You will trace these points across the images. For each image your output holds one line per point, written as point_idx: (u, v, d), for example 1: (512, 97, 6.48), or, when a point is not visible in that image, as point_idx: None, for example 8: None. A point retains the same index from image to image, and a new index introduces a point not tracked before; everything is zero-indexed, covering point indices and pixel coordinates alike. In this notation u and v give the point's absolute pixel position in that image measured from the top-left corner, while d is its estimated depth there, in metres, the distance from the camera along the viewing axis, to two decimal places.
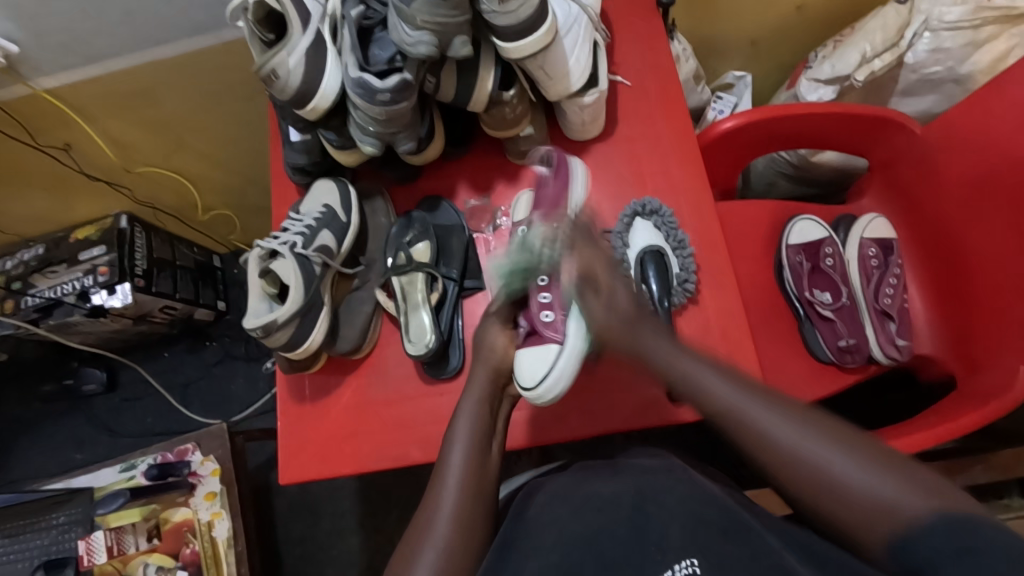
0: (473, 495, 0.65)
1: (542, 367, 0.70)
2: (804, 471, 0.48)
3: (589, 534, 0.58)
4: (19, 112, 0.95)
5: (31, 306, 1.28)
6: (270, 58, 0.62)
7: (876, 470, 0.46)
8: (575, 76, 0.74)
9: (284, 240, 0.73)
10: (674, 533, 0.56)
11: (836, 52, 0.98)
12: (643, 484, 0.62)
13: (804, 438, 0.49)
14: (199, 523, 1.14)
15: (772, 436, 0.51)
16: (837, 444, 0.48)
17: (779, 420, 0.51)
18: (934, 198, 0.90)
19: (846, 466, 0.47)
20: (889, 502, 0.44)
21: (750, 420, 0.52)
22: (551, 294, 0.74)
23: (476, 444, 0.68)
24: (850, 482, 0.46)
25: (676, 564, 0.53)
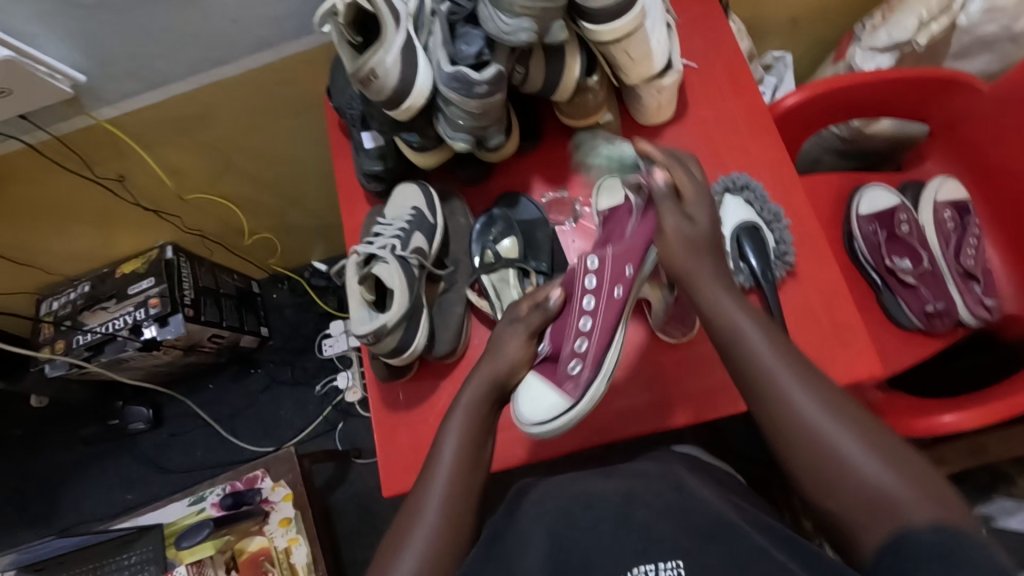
0: (462, 486, 0.62)
1: (546, 411, 0.66)
2: (816, 460, 0.50)
3: (580, 527, 0.56)
4: (77, 145, 0.95)
5: (82, 345, 1.26)
6: (368, 59, 0.62)
7: (890, 468, 0.48)
8: (656, 56, 0.74)
9: (381, 244, 0.72)
10: (663, 532, 0.54)
11: (891, 19, 0.98)
12: (639, 485, 0.62)
13: (830, 427, 0.51)
14: (276, 550, 1.11)
15: (795, 412, 0.52)
16: (855, 434, 0.50)
17: (802, 396, 0.53)
18: (1003, 152, 0.89)
19: (854, 455, 0.49)
20: (892, 497, 0.46)
21: (774, 388, 0.54)
22: (587, 345, 0.67)
23: (467, 437, 0.65)
24: (858, 473, 0.49)
25: (662, 563, 0.51)
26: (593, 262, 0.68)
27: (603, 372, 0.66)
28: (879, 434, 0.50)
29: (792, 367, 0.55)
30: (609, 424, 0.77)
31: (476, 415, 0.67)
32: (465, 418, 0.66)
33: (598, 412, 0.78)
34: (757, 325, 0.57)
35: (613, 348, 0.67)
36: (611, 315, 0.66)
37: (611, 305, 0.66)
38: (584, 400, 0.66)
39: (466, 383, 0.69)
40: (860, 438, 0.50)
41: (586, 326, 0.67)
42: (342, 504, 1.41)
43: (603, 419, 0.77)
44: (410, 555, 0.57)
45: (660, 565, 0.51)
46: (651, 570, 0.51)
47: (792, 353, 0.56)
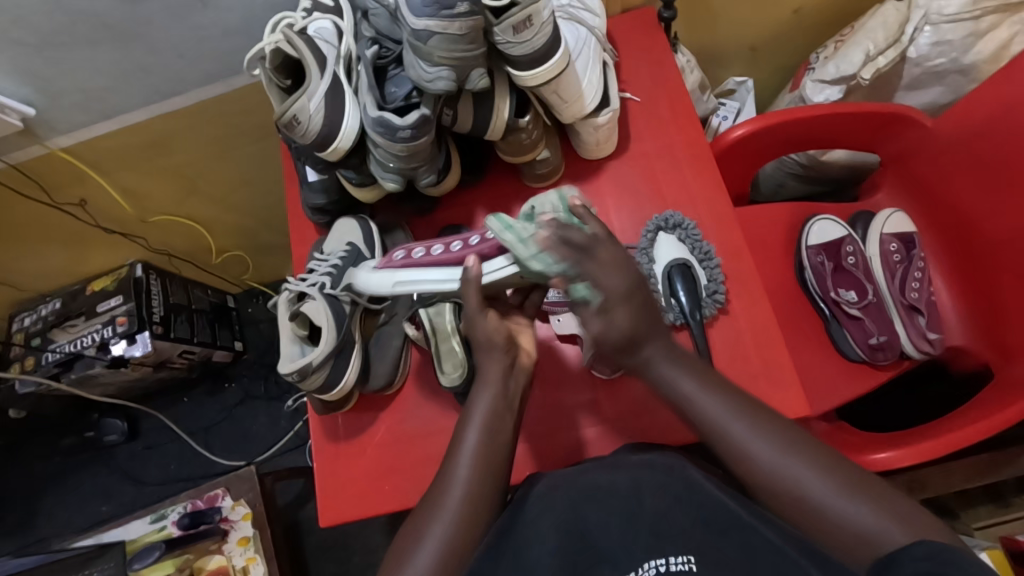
0: (479, 497, 0.58)
1: (363, 274, 0.73)
2: (792, 501, 0.52)
3: (590, 527, 0.58)
4: (35, 172, 0.97)
5: (51, 362, 1.27)
6: (291, 105, 0.63)
7: (859, 502, 0.50)
8: (589, 96, 0.75)
9: (312, 282, 0.76)
10: (669, 525, 0.56)
11: (838, 52, 0.99)
12: (641, 472, 0.60)
13: (797, 470, 0.52)
14: (234, 569, 1.11)
15: (760, 461, 0.54)
16: (820, 470, 0.52)
17: (761, 443, 0.55)
18: (949, 186, 0.89)
19: (826, 492, 0.51)
20: (872, 533, 0.48)
21: (731, 441, 0.56)
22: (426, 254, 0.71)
23: (488, 440, 0.61)
24: (833, 511, 0.50)
25: (672, 556, 0.54)
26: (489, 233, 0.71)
27: (418, 272, 0.70)
28: (841, 467, 0.53)
29: (746, 420, 0.56)
30: (546, 455, 0.78)
31: (498, 421, 0.62)
32: (488, 423, 0.62)
33: (536, 444, 0.79)
34: (718, 397, 0.58)
35: (425, 275, 0.69)
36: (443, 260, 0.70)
37: (453, 256, 0.70)
38: (377, 279, 0.71)
39: (477, 390, 0.65)
40: (829, 477, 0.52)
41: (456, 246, 0.71)
42: (309, 521, 1.38)
43: (545, 450, 0.79)
44: (425, 549, 0.55)
45: (670, 560, 0.53)
46: (662, 565, 0.53)
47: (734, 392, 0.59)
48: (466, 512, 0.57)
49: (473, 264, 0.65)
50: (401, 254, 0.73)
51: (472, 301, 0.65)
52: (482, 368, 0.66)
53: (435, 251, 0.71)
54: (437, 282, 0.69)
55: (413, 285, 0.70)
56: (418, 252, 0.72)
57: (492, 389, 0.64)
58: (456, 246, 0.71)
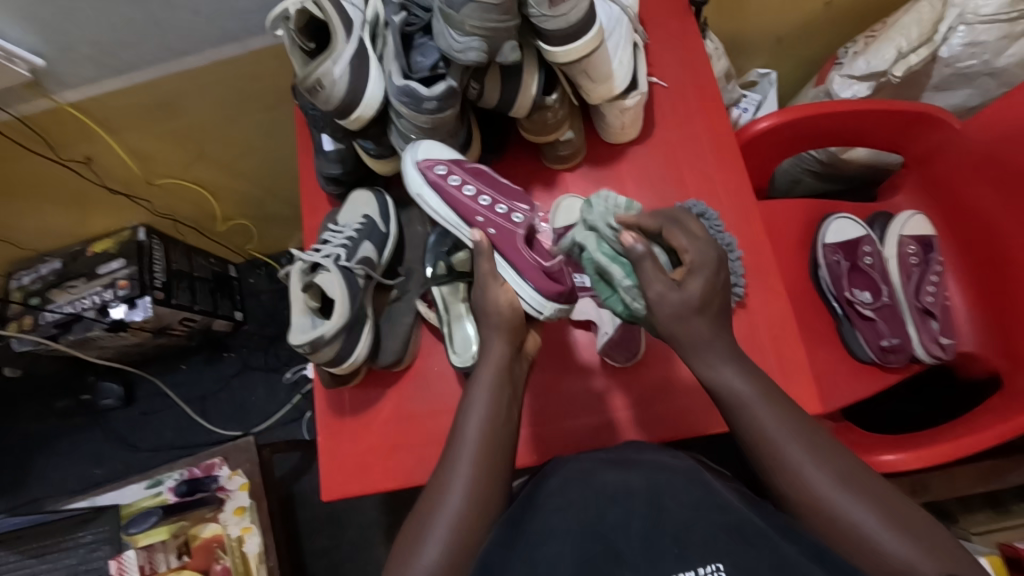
0: (479, 488, 0.58)
1: (410, 151, 0.70)
2: (832, 523, 0.52)
3: (609, 527, 0.54)
4: (41, 126, 0.95)
5: (49, 322, 1.24)
6: (315, 69, 0.62)
7: (893, 533, 0.50)
8: (618, 78, 0.73)
9: (327, 253, 0.75)
10: (697, 534, 0.52)
11: (870, 48, 0.97)
12: (659, 477, 0.59)
13: (845, 496, 0.52)
14: (229, 538, 1.08)
15: (812, 484, 0.53)
16: (866, 502, 0.52)
17: (815, 469, 0.54)
18: (972, 192, 0.88)
19: (869, 523, 0.51)
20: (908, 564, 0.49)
21: (788, 460, 0.55)
22: (453, 182, 0.70)
23: (489, 426, 0.61)
24: (873, 540, 0.50)
25: (701, 566, 0.50)
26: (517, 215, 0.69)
27: (429, 190, 0.70)
28: (882, 496, 0.53)
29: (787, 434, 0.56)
30: (554, 440, 0.78)
31: (499, 405, 0.62)
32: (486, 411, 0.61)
33: (544, 429, 0.78)
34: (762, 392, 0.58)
35: (440, 206, 0.72)
36: (461, 214, 0.71)
37: (466, 207, 0.70)
38: (415, 176, 0.70)
39: (478, 373, 0.64)
40: (875, 512, 0.51)
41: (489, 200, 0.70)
42: (304, 494, 1.38)
43: (555, 434, 0.78)
44: (433, 542, 0.55)
45: (700, 571, 0.49)
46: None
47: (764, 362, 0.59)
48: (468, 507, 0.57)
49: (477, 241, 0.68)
50: (444, 170, 0.70)
51: (483, 275, 0.67)
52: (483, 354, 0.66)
53: (469, 188, 0.70)
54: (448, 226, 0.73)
55: (426, 201, 0.72)
56: (454, 179, 0.70)
57: (490, 370, 0.64)
58: (484, 203, 0.70)
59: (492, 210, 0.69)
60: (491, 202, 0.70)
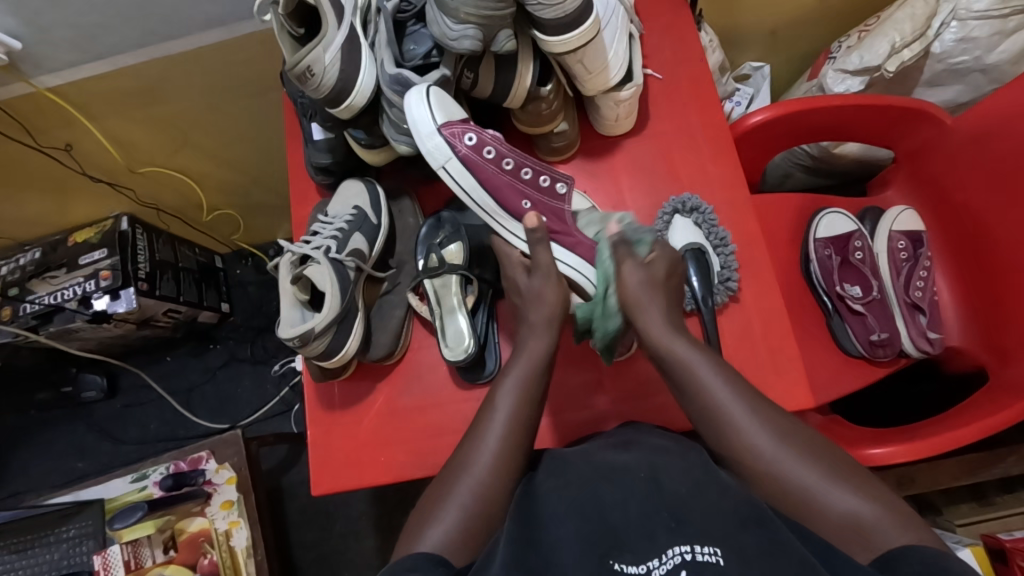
0: (497, 474, 0.58)
1: (426, 108, 0.63)
2: (780, 484, 0.54)
3: (607, 504, 0.53)
4: (19, 110, 0.92)
5: (28, 314, 1.20)
6: (305, 55, 0.60)
7: (843, 490, 0.52)
8: (614, 69, 0.72)
9: (317, 245, 0.73)
10: (696, 516, 0.50)
11: (864, 43, 0.96)
12: (655, 458, 0.58)
13: (789, 458, 0.55)
14: (216, 532, 1.07)
15: (758, 445, 0.56)
16: (810, 462, 0.55)
17: (759, 430, 0.57)
18: (961, 187, 0.89)
19: (812, 477, 0.54)
20: (852, 515, 0.51)
21: (733, 423, 0.58)
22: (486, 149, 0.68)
23: (524, 408, 0.61)
24: (820, 494, 0.53)
25: (697, 547, 0.46)
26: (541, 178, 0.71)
27: (462, 167, 0.68)
28: (825, 453, 0.56)
29: (750, 404, 0.58)
30: (545, 434, 0.78)
31: (534, 388, 0.63)
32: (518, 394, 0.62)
33: (537, 422, 0.78)
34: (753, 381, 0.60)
35: (471, 184, 0.69)
36: (499, 193, 0.70)
37: (501, 179, 0.69)
38: (440, 148, 0.66)
39: (517, 360, 0.65)
40: (819, 467, 0.54)
41: (511, 163, 0.69)
42: (292, 486, 1.37)
43: (548, 427, 0.78)
44: (442, 527, 0.54)
45: (696, 549, 0.46)
46: (686, 553, 0.46)
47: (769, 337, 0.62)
48: (465, 500, 0.56)
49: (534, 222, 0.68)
50: (472, 139, 0.68)
51: (544, 263, 0.68)
52: (523, 347, 0.67)
53: (489, 150, 0.69)
54: (480, 207, 0.71)
55: (457, 180, 0.69)
56: (488, 151, 0.69)
57: (531, 356, 0.65)
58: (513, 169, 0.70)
59: (537, 183, 0.71)
60: (514, 165, 0.70)
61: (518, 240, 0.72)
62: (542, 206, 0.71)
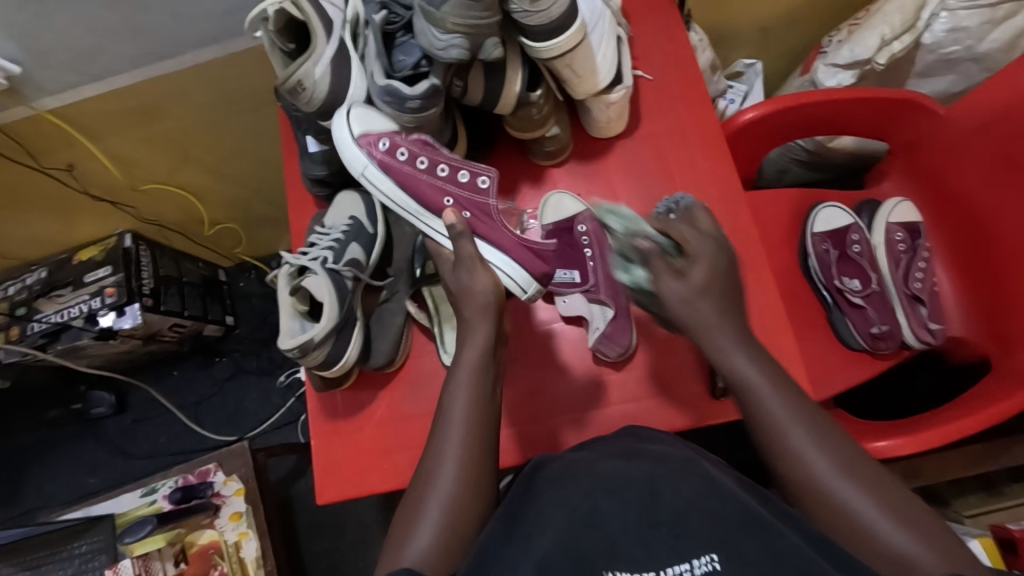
0: (478, 474, 0.58)
1: (342, 122, 0.66)
2: (832, 513, 0.52)
3: (602, 519, 0.53)
4: (20, 133, 0.94)
5: (37, 332, 1.22)
6: (296, 70, 0.62)
7: (905, 530, 0.50)
8: (602, 72, 0.72)
9: (313, 256, 0.74)
10: (690, 526, 0.51)
11: (853, 36, 0.97)
12: (658, 468, 0.58)
13: (849, 487, 0.52)
14: (226, 544, 1.08)
15: (815, 472, 0.54)
16: (871, 494, 0.52)
17: (820, 458, 0.54)
18: (959, 177, 0.88)
19: (869, 510, 0.51)
20: (912, 558, 0.48)
21: (792, 446, 0.55)
22: (404, 149, 0.68)
23: (479, 410, 0.61)
24: (875, 532, 0.50)
25: (695, 560, 0.48)
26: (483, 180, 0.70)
27: (379, 169, 0.69)
28: (889, 490, 0.52)
29: (810, 429, 0.56)
30: (548, 437, 0.78)
31: (484, 385, 0.63)
32: (473, 392, 0.62)
33: (539, 425, 0.78)
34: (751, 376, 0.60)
35: (391, 187, 0.70)
36: (420, 193, 0.70)
37: (423, 180, 0.69)
38: (357, 155, 0.67)
39: (462, 353, 0.65)
40: (879, 503, 0.51)
41: (444, 169, 0.69)
42: (301, 497, 1.38)
43: (550, 429, 0.78)
44: (423, 530, 0.55)
45: (695, 563, 0.48)
46: (686, 570, 0.48)
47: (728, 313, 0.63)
48: (461, 498, 0.56)
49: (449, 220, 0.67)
50: (388, 146, 0.67)
51: (468, 253, 0.66)
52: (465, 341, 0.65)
53: (421, 159, 0.69)
54: (399, 207, 0.72)
55: (383, 183, 0.70)
56: (402, 153, 0.68)
57: (474, 351, 0.64)
58: (442, 173, 0.69)
59: (455, 179, 0.70)
60: (449, 171, 0.69)
61: (442, 236, 0.72)
62: (462, 202, 0.70)
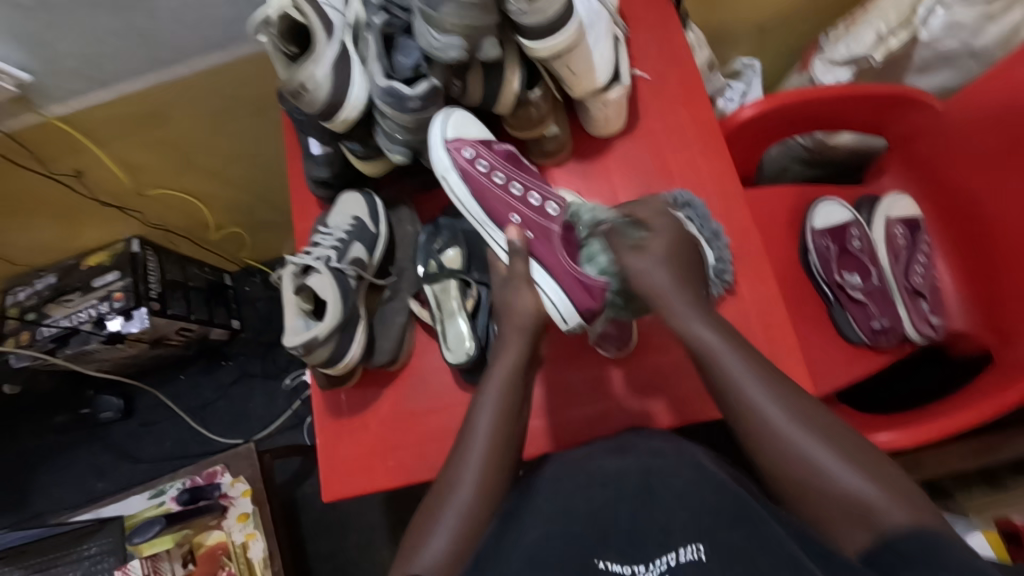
0: (485, 475, 0.58)
1: (440, 122, 0.70)
2: (797, 464, 0.53)
3: (597, 513, 0.56)
4: (30, 140, 0.95)
5: (46, 337, 1.23)
6: (298, 73, 0.63)
7: (865, 477, 0.51)
8: (600, 71, 0.73)
9: (318, 255, 0.76)
10: (680, 520, 0.52)
11: (850, 32, 0.98)
12: (652, 461, 0.59)
13: (804, 437, 0.54)
14: (233, 545, 1.09)
15: (772, 423, 0.55)
16: (831, 445, 0.53)
17: (775, 406, 0.55)
18: (958, 173, 0.88)
19: (828, 459, 0.52)
20: (870, 501, 0.50)
21: (750, 399, 0.56)
22: (487, 162, 0.73)
23: (502, 427, 0.61)
24: (831, 476, 0.52)
25: (682, 548, 0.50)
26: (551, 207, 0.73)
27: (460, 175, 0.72)
28: (845, 436, 0.54)
29: (770, 385, 0.57)
30: (550, 434, 0.79)
31: (511, 403, 0.63)
32: (500, 415, 0.62)
33: (541, 422, 0.79)
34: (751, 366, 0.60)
35: (465, 194, 0.73)
36: (490, 206, 0.73)
37: (494, 193, 0.72)
38: (443, 157, 0.70)
39: (491, 375, 0.65)
40: (837, 452, 0.53)
41: (519, 188, 0.73)
42: (307, 498, 1.38)
43: (551, 426, 0.79)
44: (439, 535, 0.55)
45: (679, 553, 0.50)
46: (671, 560, 0.50)
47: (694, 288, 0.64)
48: (469, 498, 0.57)
49: (513, 235, 0.70)
50: (473, 154, 0.72)
51: (518, 274, 0.69)
52: (497, 360, 0.67)
53: (500, 175, 0.73)
54: (470, 215, 0.74)
55: (457, 189, 0.73)
56: (483, 164, 0.72)
57: (503, 372, 0.65)
58: (514, 192, 0.73)
59: (526, 201, 0.73)
60: (523, 191, 0.73)
61: (500, 249, 0.74)
62: (529, 221, 0.71)
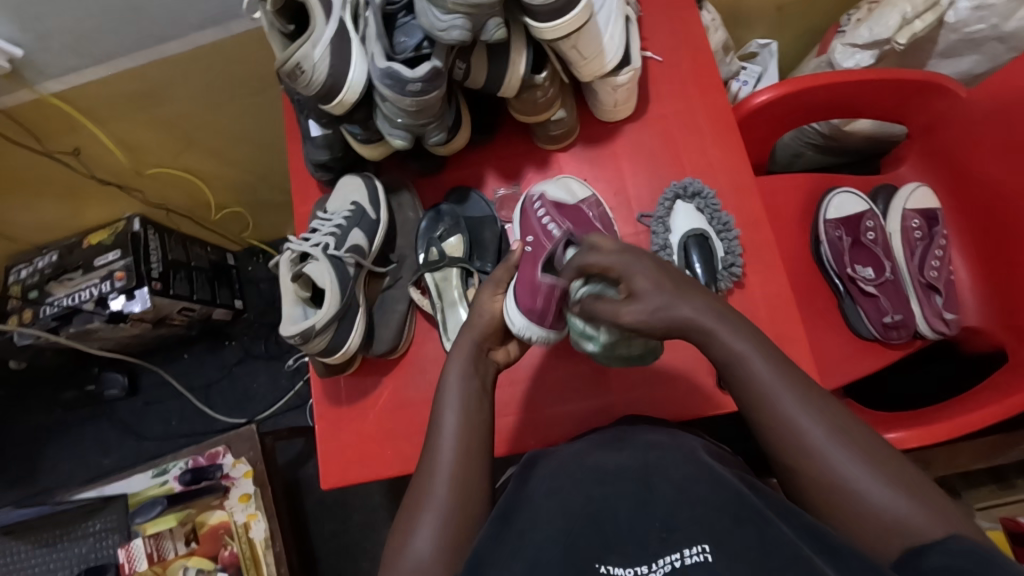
0: (476, 472, 0.58)
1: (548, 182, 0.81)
2: (818, 473, 0.50)
3: (596, 507, 0.52)
4: (26, 118, 0.94)
5: (48, 315, 1.23)
6: (294, 52, 0.60)
7: (883, 481, 0.48)
8: (609, 53, 0.70)
9: (316, 242, 0.74)
10: (684, 516, 0.49)
11: (873, 15, 0.93)
12: (651, 455, 0.58)
13: (839, 454, 0.49)
14: (235, 525, 1.09)
15: (803, 434, 0.51)
16: (864, 457, 0.49)
17: (810, 418, 0.51)
18: (980, 164, 0.85)
19: (860, 474, 0.49)
20: (902, 519, 0.47)
21: (779, 407, 0.52)
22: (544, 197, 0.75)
23: (477, 416, 0.61)
24: (858, 490, 0.48)
25: (687, 549, 0.46)
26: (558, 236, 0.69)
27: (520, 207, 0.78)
28: (883, 452, 0.50)
29: (800, 395, 0.52)
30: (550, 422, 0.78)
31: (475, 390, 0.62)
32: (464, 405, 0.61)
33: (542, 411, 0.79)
34: None
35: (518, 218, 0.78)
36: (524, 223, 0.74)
37: (529, 216, 0.73)
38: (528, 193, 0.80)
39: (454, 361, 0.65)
40: (871, 467, 0.49)
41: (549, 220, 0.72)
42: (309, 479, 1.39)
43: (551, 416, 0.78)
44: (425, 536, 0.54)
45: (684, 554, 0.46)
46: (676, 560, 0.46)
47: (688, 288, 0.55)
48: (456, 496, 0.56)
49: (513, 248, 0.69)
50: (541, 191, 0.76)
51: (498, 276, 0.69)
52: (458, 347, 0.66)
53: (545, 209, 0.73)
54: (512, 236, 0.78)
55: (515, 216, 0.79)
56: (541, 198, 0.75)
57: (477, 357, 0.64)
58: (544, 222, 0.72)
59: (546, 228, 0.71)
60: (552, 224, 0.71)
61: None
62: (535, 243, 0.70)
